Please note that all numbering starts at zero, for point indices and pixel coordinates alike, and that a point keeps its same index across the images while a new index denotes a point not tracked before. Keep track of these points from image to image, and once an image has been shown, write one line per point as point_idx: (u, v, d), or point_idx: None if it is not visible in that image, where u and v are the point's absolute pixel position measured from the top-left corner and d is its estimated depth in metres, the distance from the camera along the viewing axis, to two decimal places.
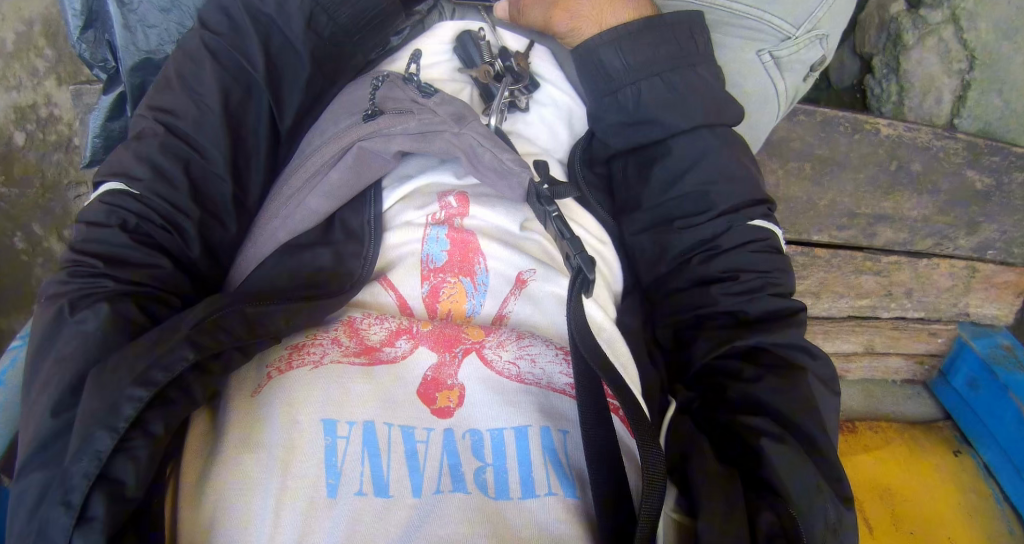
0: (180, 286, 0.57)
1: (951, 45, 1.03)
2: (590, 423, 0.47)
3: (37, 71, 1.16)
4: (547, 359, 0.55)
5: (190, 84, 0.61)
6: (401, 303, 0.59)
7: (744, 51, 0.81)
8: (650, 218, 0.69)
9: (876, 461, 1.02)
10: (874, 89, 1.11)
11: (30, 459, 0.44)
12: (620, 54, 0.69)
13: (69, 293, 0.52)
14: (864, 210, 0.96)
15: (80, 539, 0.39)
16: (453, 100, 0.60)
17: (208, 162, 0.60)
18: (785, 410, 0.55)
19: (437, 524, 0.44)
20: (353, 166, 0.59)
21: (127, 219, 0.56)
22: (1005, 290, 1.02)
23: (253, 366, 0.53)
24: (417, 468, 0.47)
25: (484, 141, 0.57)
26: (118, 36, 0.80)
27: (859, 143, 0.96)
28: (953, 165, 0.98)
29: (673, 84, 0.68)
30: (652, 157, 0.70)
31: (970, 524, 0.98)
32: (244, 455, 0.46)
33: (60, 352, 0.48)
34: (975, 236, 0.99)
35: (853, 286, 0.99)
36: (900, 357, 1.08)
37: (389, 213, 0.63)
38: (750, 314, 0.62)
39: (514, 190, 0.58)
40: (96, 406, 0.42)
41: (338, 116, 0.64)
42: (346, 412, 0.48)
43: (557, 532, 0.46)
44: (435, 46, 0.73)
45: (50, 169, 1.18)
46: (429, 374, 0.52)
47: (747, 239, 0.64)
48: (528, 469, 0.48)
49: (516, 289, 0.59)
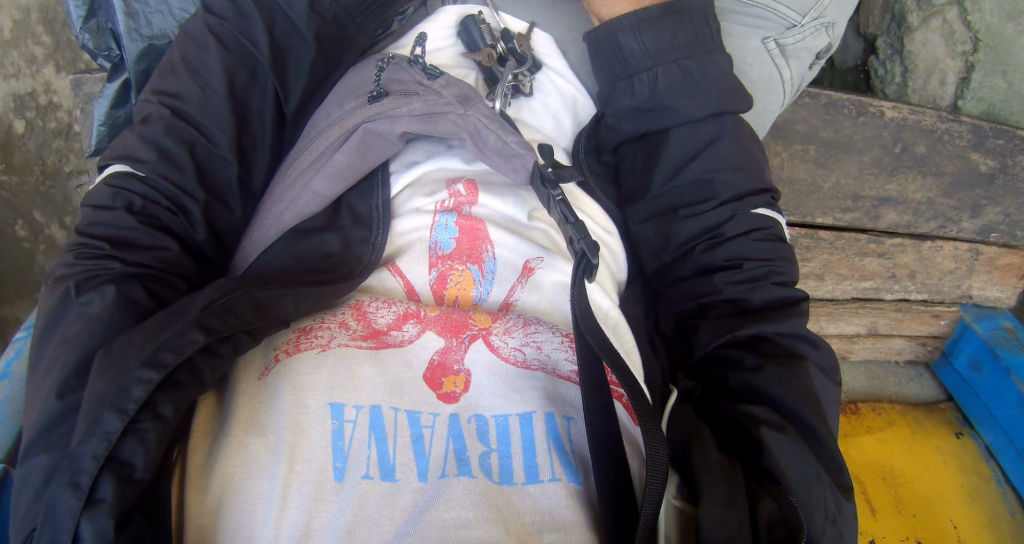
0: (186, 268, 0.57)
1: (955, 25, 1.03)
2: (594, 410, 0.47)
3: (36, 58, 1.15)
4: (553, 346, 0.55)
5: (193, 67, 0.61)
6: (408, 289, 0.59)
7: (749, 38, 0.80)
8: (654, 207, 0.69)
9: (878, 442, 1.03)
10: (878, 71, 1.10)
11: (36, 441, 0.45)
12: (639, 38, 0.68)
13: (75, 275, 0.52)
14: (869, 192, 0.97)
15: (88, 521, 0.39)
16: (459, 83, 0.60)
17: (214, 145, 0.60)
18: (787, 400, 0.55)
19: (443, 508, 0.45)
20: (358, 148, 0.59)
21: (133, 201, 0.56)
22: (1009, 273, 1.01)
23: (260, 350, 0.53)
24: (423, 453, 0.48)
25: (489, 122, 0.58)
26: (121, 24, 0.79)
27: (863, 126, 0.97)
28: (959, 147, 0.98)
29: (689, 71, 0.68)
30: (657, 145, 0.70)
31: (970, 505, 0.98)
32: (251, 438, 0.47)
33: (65, 335, 0.49)
34: (978, 219, 0.99)
35: (857, 268, 0.99)
36: (903, 339, 1.07)
37: (397, 199, 0.64)
38: (753, 302, 0.62)
39: (518, 172, 0.58)
40: (103, 388, 0.42)
41: (343, 98, 0.63)
42: (353, 396, 0.49)
43: (560, 517, 0.46)
44: (440, 30, 0.72)
45: (51, 158, 1.18)
46: (435, 358, 0.53)
47: (750, 227, 0.65)
48: (532, 457, 0.48)
49: (522, 277, 0.59)
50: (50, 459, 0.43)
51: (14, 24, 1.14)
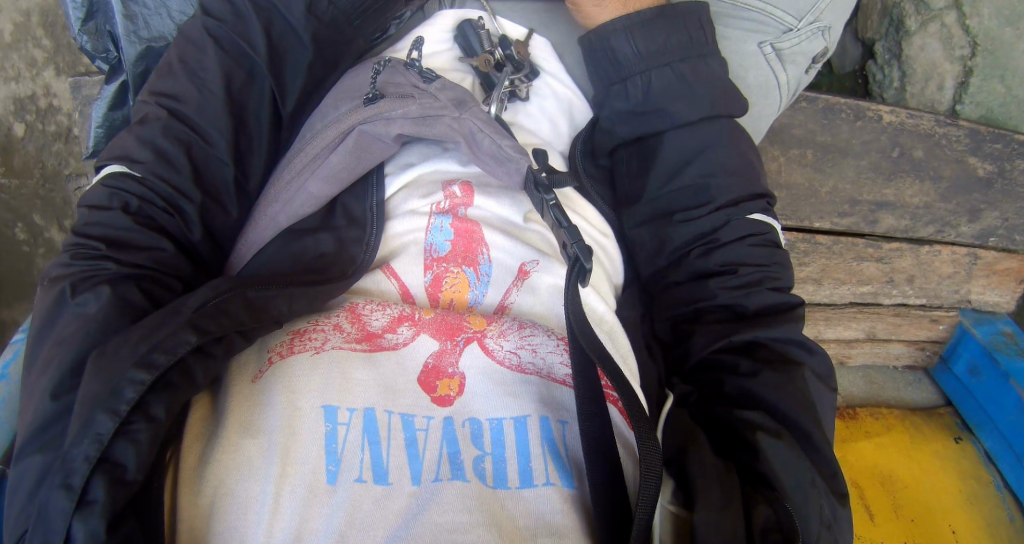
0: (182, 270, 0.57)
1: (953, 30, 1.03)
2: (589, 414, 0.47)
3: (36, 62, 1.16)
4: (548, 349, 0.55)
5: (190, 69, 0.61)
6: (402, 291, 0.59)
7: (745, 43, 0.80)
8: (649, 210, 0.69)
9: (876, 446, 1.03)
10: (876, 75, 1.10)
11: (29, 442, 0.44)
12: (632, 41, 0.68)
13: (71, 275, 0.52)
14: (867, 196, 0.96)
15: (81, 522, 0.39)
16: (454, 86, 0.60)
17: (211, 146, 0.60)
18: (782, 404, 0.55)
19: (437, 512, 0.44)
20: (353, 150, 0.59)
21: (129, 201, 0.56)
22: (1007, 277, 1.01)
23: (254, 352, 0.53)
24: (417, 456, 0.47)
25: (485, 127, 0.58)
26: (120, 26, 0.80)
27: (861, 130, 0.97)
28: (957, 151, 0.98)
29: (683, 74, 0.68)
30: (652, 149, 0.70)
31: (969, 511, 0.98)
32: (244, 440, 0.47)
33: (60, 336, 0.48)
34: (976, 223, 0.98)
35: (855, 273, 0.98)
36: (901, 344, 1.07)
37: (392, 201, 0.64)
38: (748, 308, 0.62)
39: (513, 176, 0.58)
40: (97, 389, 0.42)
41: (340, 100, 0.63)
42: (347, 399, 0.49)
43: (555, 521, 0.46)
44: (436, 34, 0.72)
45: (51, 160, 1.18)
46: (429, 362, 0.52)
47: (745, 233, 0.64)
48: (527, 460, 0.48)
49: (518, 280, 0.59)
50: (43, 461, 0.43)
51: (14, 28, 1.15)
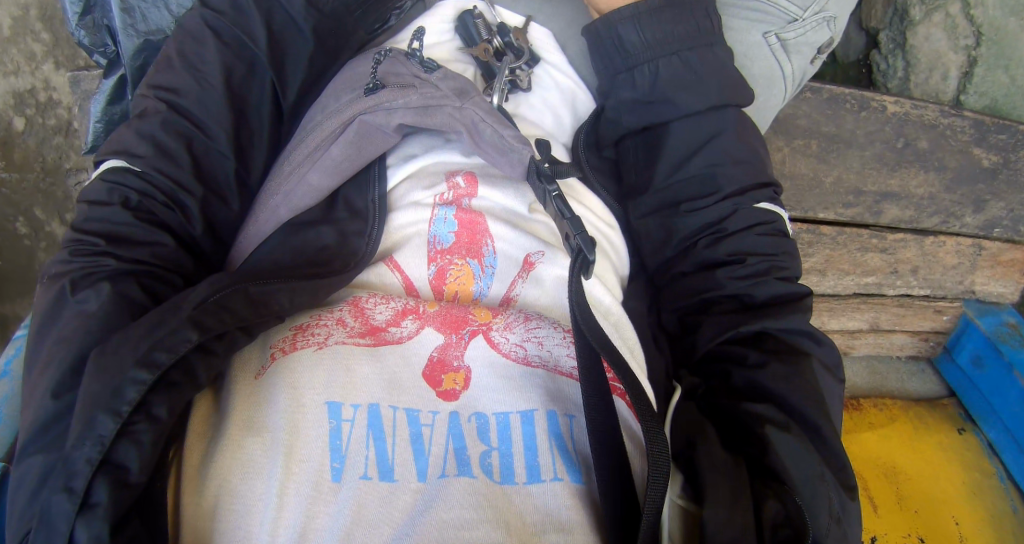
0: (182, 263, 0.56)
1: (958, 21, 1.03)
2: (594, 406, 0.47)
3: (35, 55, 1.15)
4: (554, 342, 0.54)
5: (189, 63, 0.61)
6: (407, 284, 0.58)
7: (751, 34, 0.80)
8: (656, 201, 0.69)
9: (880, 437, 1.03)
10: (880, 65, 1.09)
11: (30, 442, 0.44)
12: (639, 30, 0.68)
13: (70, 272, 0.51)
14: (871, 187, 0.96)
15: (84, 526, 0.39)
16: (456, 76, 0.59)
17: (211, 140, 0.60)
18: (790, 397, 0.54)
19: (443, 509, 0.44)
20: (354, 141, 0.59)
21: (129, 196, 0.56)
22: (1011, 268, 1.01)
23: (258, 347, 0.53)
24: (423, 452, 0.47)
25: (487, 116, 0.57)
26: (117, 20, 0.79)
27: (866, 121, 0.96)
28: (961, 142, 0.97)
29: (690, 63, 0.67)
30: (659, 138, 0.69)
31: (971, 501, 0.98)
32: (249, 437, 0.47)
33: (62, 332, 0.48)
34: (981, 213, 0.98)
35: (858, 264, 0.98)
36: (905, 335, 1.07)
37: (394, 193, 0.63)
38: (755, 298, 0.62)
39: (515, 168, 0.57)
40: (97, 390, 0.42)
41: (341, 91, 0.63)
42: (352, 395, 0.48)
43: (563, 518, 0.46)
44: (437, 25, 0.73)
45: (51, 155, 1.18)
46: (435, 354, 0.52)
47: (752, 223, 0.64)
48: (534, 455, 0.48)
49: (523, 271, 0.59)
50: (45, 460, 0.43)
51: (13, 22, 1.14)
